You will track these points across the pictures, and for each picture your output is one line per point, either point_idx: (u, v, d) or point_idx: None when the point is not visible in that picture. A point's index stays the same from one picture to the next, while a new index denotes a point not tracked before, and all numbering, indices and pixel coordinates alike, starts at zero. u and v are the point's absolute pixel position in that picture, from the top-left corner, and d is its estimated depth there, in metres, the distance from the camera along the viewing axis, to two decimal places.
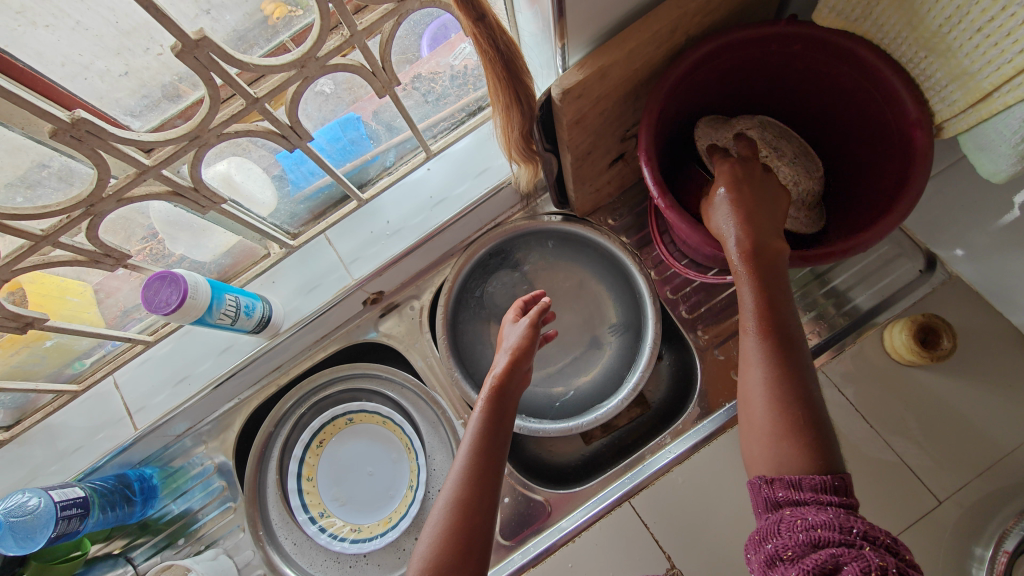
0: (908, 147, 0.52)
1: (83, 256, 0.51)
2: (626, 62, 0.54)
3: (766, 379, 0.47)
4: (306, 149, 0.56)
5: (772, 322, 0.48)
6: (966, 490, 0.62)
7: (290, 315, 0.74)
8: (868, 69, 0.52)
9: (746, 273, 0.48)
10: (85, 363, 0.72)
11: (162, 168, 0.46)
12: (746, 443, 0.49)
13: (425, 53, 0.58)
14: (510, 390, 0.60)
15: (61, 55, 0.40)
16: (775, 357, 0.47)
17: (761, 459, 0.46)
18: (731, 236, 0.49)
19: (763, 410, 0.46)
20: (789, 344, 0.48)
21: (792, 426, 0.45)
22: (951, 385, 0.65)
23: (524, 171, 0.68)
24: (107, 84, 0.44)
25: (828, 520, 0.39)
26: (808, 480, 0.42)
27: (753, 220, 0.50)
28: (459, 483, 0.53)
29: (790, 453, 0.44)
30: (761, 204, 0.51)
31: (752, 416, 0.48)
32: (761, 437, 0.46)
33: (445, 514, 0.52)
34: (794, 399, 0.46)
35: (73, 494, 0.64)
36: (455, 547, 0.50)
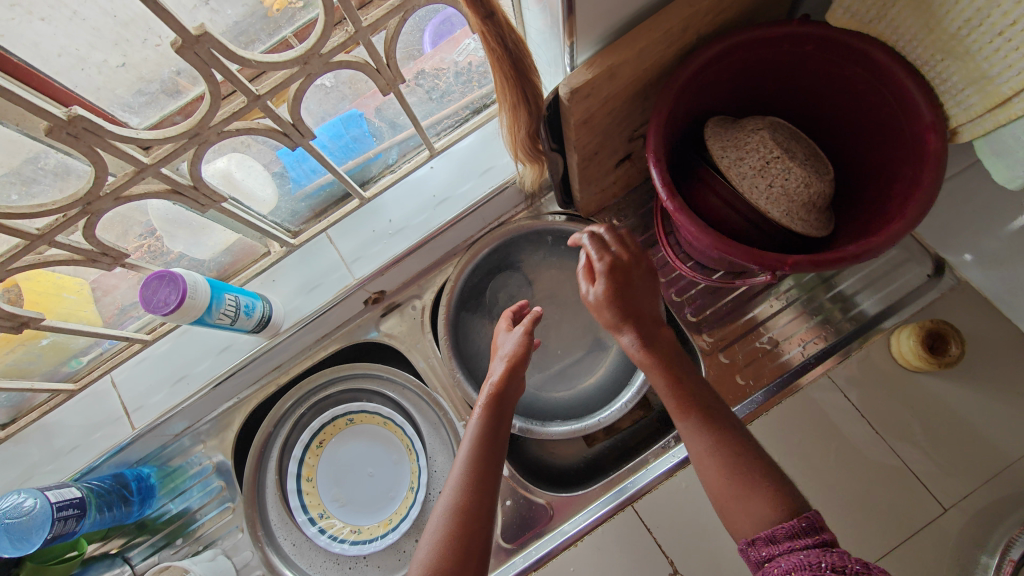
0: (921, 150, 0.50)
1: (80, 255, 0.50)
2: (636, 61, 0.53)
3: (698, 444, 0.52)
4: (308, 147, 0.55)
5: (691, 393, 0.54)
6: (971, 498, 0.61)
7: (291, 314, 0.73)
8: (880, 71, 0.52)
9: (648, 364, 0.56)
10: (82, 361, 0.71)
11: (161, 166, 0.45)
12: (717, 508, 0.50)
13: (428, 49, 0.57)
14: (507, 396, 0.60)
15: (58, 45, 0.39)
16: (711, 423, 0.52)
17: (740, 521, 0.47)
18: (626, 341, 0.58)
19: (713, 471, 0.50)
20: (714, 412, 0.53)
21: (745, 471, 0.49)
22: (959, 392, 0.64)
23: (529, 171, 0.66)
24: (104, 75, 0.42)
25: (801, 560, 0.40)
26: (779, 530, 0.44)
27: (637, 319, 0.58)
28: (459, 491, 0.52)
29: (761, 505, 0.47)
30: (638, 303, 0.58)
31: (712, 484, 0.50)
32: (724, 499, 0.49)
33: (445, 523, 0.51)
34: (736, 452, 0.50)
35: (69, 495, 0.63)
36: (457, 553, 0.49)
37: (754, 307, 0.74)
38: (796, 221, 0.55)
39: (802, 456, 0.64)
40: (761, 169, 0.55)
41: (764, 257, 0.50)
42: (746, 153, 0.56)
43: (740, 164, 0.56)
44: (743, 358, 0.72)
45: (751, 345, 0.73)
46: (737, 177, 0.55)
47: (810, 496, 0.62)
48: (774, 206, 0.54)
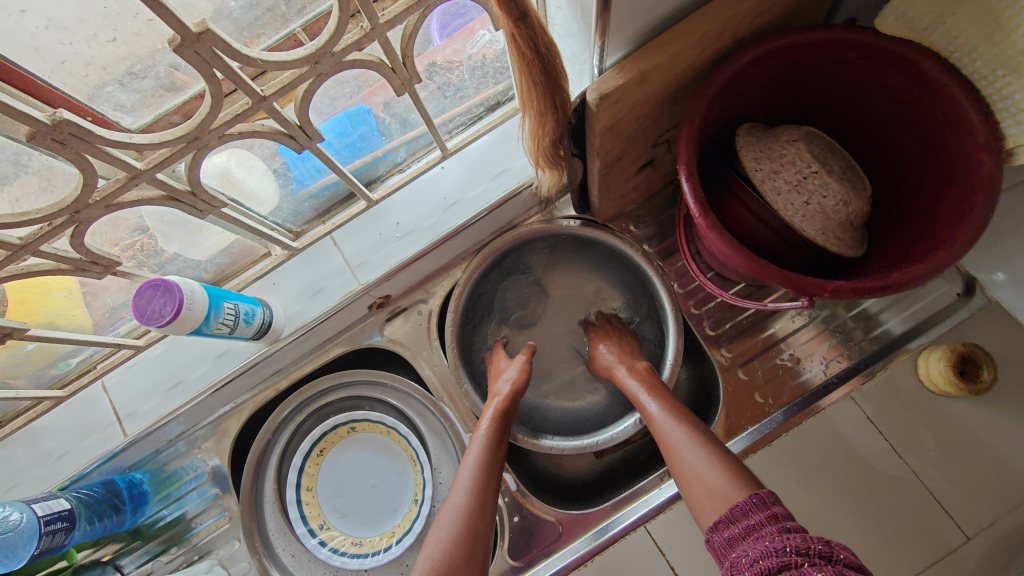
0: (971, 170, 0.47)
1: (67, 265, 0.46)
2: (670, 66, 0.49)
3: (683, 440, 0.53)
4: (315, 150, 0.51)
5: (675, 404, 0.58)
6: (996, 528, 0.59)
7: (292, 320, 0.70)
8: (929, 84, 0.48)
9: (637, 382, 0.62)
10: (71, 362, 0.67)
11: (157, 172, 0.41)
12: (691, 502, 0.51)
13: (438, 40, 0.53)
14: (510, 412, 0.64)
15: (40, 22, 0.34)
16: (681, 418, 0.56)
17: (702, 499, 0.49)
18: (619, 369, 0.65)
19: (688, 455, 0.52)
20: (682, 411, 0.57)
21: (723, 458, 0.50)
22: (987, 417, 0.62)
23: (546, 177, 0.61)
24: (93, 49, 0.37)
25: (763, 539, 0.40)
26: (737, 509, 0.45)
27: (622, 355, 0.67)
28: (471, 489, 0.55)
29: (721, 479, 0.48)
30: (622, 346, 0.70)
31: (680, 468, 0.52)
32: (691, 480, 0.50)
33: (455, 519, 0.53)
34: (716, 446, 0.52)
35: (57, 507, 0.60)
36: (468, 547, 0.51)
37: (773, 322, 0.71)
38: (832, 240, 0.52)
39: (822, 480, 0.62)
40: (796, 185, 0.51)
41: (800, 281, 0.48)
42: (781, 166, 0.52)
43: (774, 178, 0.52)
44: (762, 375, 0.70)
45: (771, 362, 0.70)
46: (771, 193, 0.52)
47: (830, 522, 0.60)
48: (810, 224, 0.51)
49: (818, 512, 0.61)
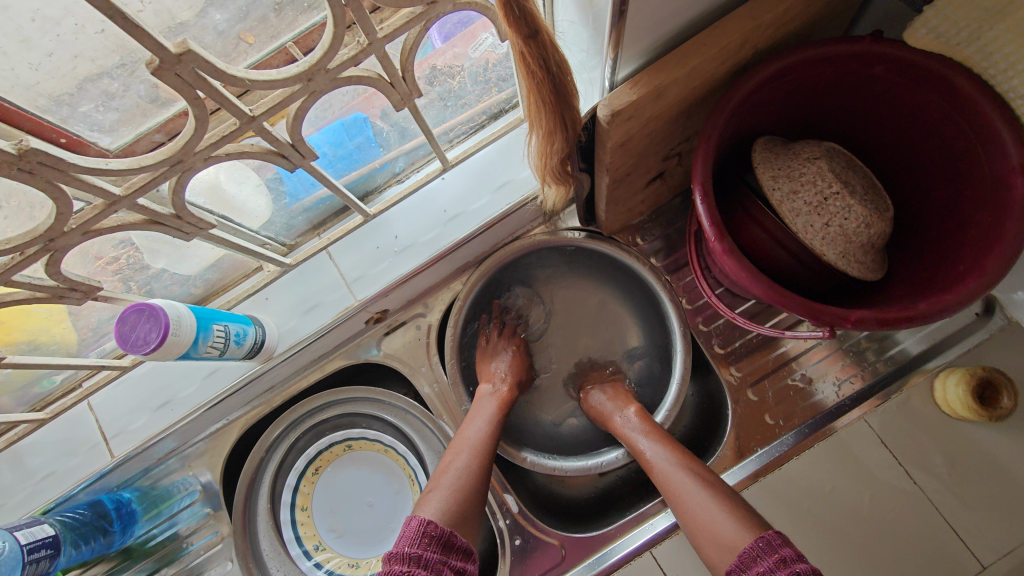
0: (1004, 194, 0.44)
1: (45, 293, 0.44)
2: (687, 80, 0.46)
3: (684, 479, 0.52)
4: (309, 167, 0.48)
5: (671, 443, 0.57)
6: (1012, 557, 0.58)
7: (286, 337, 0.67)
8: (960, 100, 0.45)
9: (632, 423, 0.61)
10: (55, 380, 0.64)
11: (138, 197, 0.38)
12: (698, 551, 0.48)
13: (438, 43, 0.49)
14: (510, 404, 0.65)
15: (7, 29, 0.30)
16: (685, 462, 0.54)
17: (714, 549, 0.46)
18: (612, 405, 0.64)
19: (695, 501, 0.50)
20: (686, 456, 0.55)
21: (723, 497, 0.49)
22: (1004, 442, 0.60)
23: (553, 192, 0.58)
24: (80, 41, 0.33)
25: None
26: (745, 556, 0.43)
27: (614, 395, 0.66)
28: (474, 454, 0.57)
29: (731, 525, 0.46)
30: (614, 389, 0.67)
31: (688, 518, 0.49)
32: (701, 528, 0.48)
33: (458, 476, 0.55)
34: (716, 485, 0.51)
35: (41, 534, 0.58)
36: (469, 498, 0.54)
37: (784, 341, 0.69)
38: (852, 264, 0.50)
39: (834, 507, 0.60)
40: (816, 207, 0.49)
41: (822, 310, 0.45)
42: (800, 186, 0.50)
43: (793, 199, 0.49)
44: (773, 396, 0.67)
45: (782, 382, 0.68)
46: (790, 215, 0.49)
47: (841, 550, 0.59)
48: (830, 247, 0.49)
49: (828, 539, 0.59)
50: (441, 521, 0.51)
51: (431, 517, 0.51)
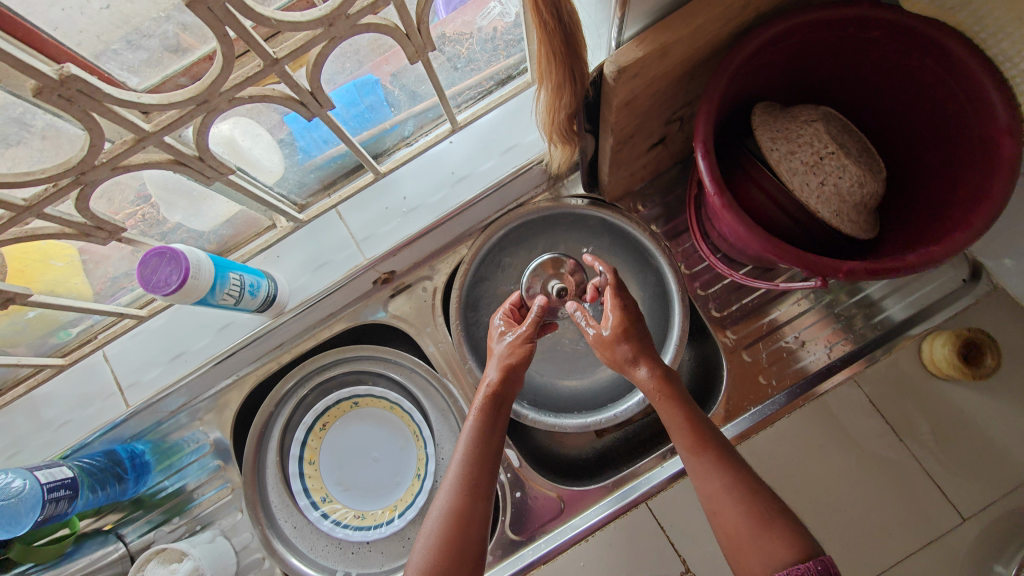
0: (992, 154, 0.47)
1: (72, 229, 0.45)
2: (690, 40, 0.48)
3: (722, 483, 0.51)
4: (325, 118, 0.49)
5: (702, 429, 0.54)
6: (990, 510, 0.60)
7: (296, 293, 0.69)
8: (953, 65, 0.47)
9: (662, 397, 0.56)
10: (71, 332, 0.67)
11: (165, 135, 0.40)
12: (731, 558, 0.50)
13: (443, 14, 0.51)
14: (508, 393, 0.60)
15: None
16: (727, 465, 0.52)
17: (752, 564, 0.47)
18: (641, 372, 0.58)
19: (736, 516, 0.49)
20: (727, 455, 0.53)
21: (762, 510, 0.48)
22: (986, 402, 0.63)
23: (557, 152, 0.60)
24: None
25: None
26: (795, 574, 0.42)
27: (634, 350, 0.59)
28: (460, 482, 0.53)
29: (773, 549, 0.46)
30: (647, 346, 0.59)
31: (725, 524, 0.50)
32: (741, 543, 0.48)
33: (451, 516, 0.51)
34: (752, 494, 0.50)
35: (60, 475, 0.60)
36: (466, 535, 0.51)
37: (777, 307, 0.71)
38: (846, 222, 0.52)
39: (821, 461, 0.63)
40: (813, 166, 0.51)
41: (816, 263, 0.47)
42: (798, 147, 0.52)
43: (791, 159, 0.51)
44: (766, 357, 0.70)
45: (775, 345, 0.70)
46: (787, 174, 0.51)
47: (827, 501, 0.61)
48: (825, 206, 0.51)
49: (816, 492, 0.62)
50: None
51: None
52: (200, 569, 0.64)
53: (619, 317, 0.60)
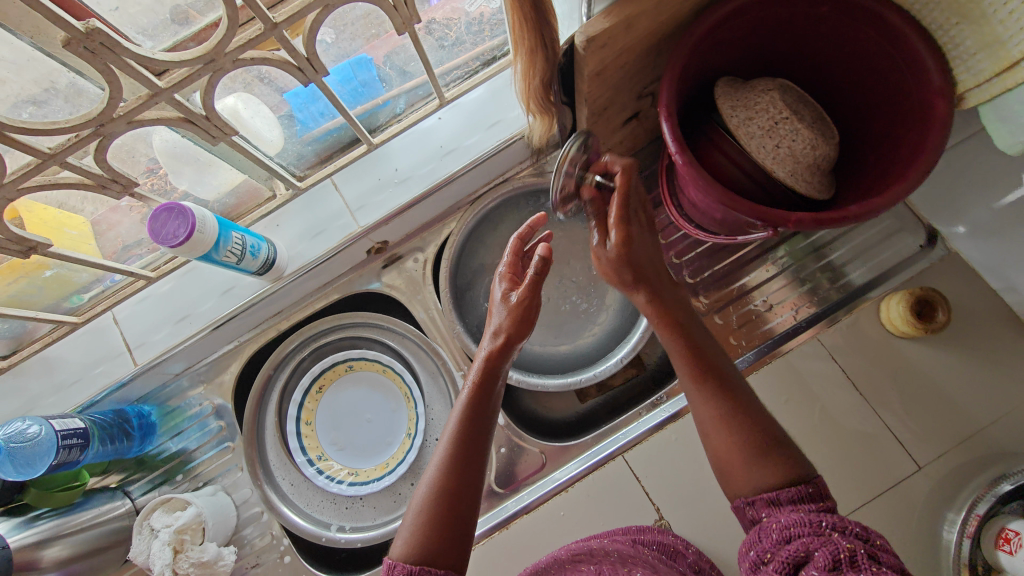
0: (928, 115, 0.51)
1: (91, 180, 0.50)
2: (654, 13, 0.52)
3: (717, 416, 0.51)
4: (320, 84, 0.54)
5: (704, 359, 0.54)
6: (944, 459, 0.65)
7: (294, 260, 0.73)
8: (894, 37, 0.52)
9: (662, 325, 0.58)
10: (84, 297, 0.71)
11: (175, 92, 0.45)
12: (723, 479, 0.50)
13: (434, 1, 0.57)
14: (501, 366, 0.60)
15: None
16: (725, 393, 0.52)
17: (742, 485, 0.48)
18: (641, 298, 0.59)
19: (728, 442, 0.49)
20: (729, 383, 0.53)
21: (758, 440, 0.49)
22: (939, 358, 0.67)
23: (538, 124, 0.66)
24: None
25: (798, 518, 0.42)
26: (784, 493, 0.45)
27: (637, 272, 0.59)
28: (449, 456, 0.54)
29: (765, 476, 0.47)
30: (650, 266, 0.60)
31: (718, 446, 0.50)
32: (732, 466, 0.49)
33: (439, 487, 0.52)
34: (750, 425, 0.50)
35: (73, 424, 0.65)
36: (454, 504, 0.51)
37: (747, 273, 0.76)
38: (800, 182, 0.56)
39: (786, 413, 0.67)
40: (768, 130, 0.55)
41: (768, 213, 0.52)
42: (755, 113, 0.56)
43: (748, 124, 0.56)
44: (736, 320, 0.74)
45: (744, 308, 0.75)
46: (745, 137, 0.56)
47: None
48: (780, 166, 0.55)
49: None
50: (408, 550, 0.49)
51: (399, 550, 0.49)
52: (202, 515, 0.68)
53: (622, 234, 0.58)
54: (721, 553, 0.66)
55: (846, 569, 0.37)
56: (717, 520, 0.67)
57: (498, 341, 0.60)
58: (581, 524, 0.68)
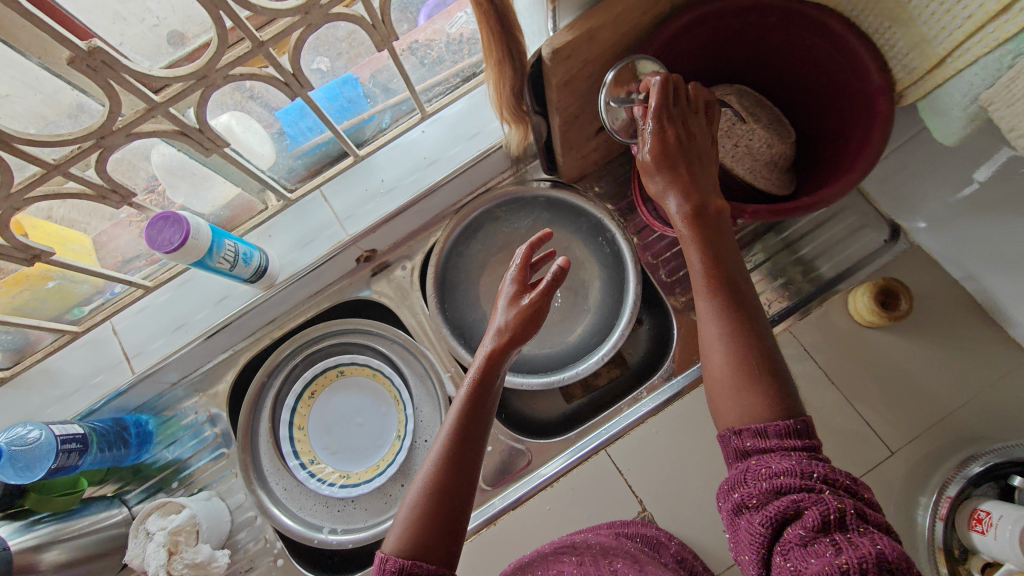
0: (873, 111, 0.55)
1: (92, 190, 0.54)
2: (615, 25, 0.56)
3: (722, 332, 0.50)
4: (307, 99, 0.58)
5: (725, 273, 0.51)
6: (916, 443, 0.67)
7: (286, 268, 0.77)
8: (838, 42, 0.55)
9: (690, 235, 0.53)
10: (85, 309, 0.75)
11: (170, 106, 0.49)
12: (710, 399, 0.51)
13: (421, 21, 0.62)
14: (501, 367, 0.58)
15: None
16: (732, 311, 0.50)
17: (728, 411, 0.48)
18: (672, 203, 0.54)
19: (723, 367, 0.49)
20: (741, 301, 0.51)
21: (751, 366, 0.48)
22: (906, 346, 0.70)
23: (514, 132, 0.72)
24: None
25: (790, 467, 0.41)
26: (772, 427, 0.44)
27: (677, 185, 0.53)
28: (442, 453, 0.51)
29: (752, 402, 0.46)
30: (689, 172, 0.54)
31: (713, 369, 0.50)
32: (720, 386, 0.49)
33: (432, 484, 0.50)
34: (750, 349, 0.48)
35: (72, 430, 0.67)
36: (447, 502, 0.49)
37: None
38: (759, 178, 0.61)
39: None
40: (728, 131, 0.62)
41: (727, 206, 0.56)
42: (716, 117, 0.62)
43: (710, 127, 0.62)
44: None
45: None
46: None
47: None
48: (739, 163, 0.61)
49: None
50: (397, 551, 0.47)
51: (388, 551, 0.47)
52: (196, 517, 0.70)
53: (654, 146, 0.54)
54: (704, 543, 0.68)
55: (835, 531, 0.38)
56: (700, 510, 0.69)
57: (502, 340, 0.58)
58: (567, 518, 0.70)
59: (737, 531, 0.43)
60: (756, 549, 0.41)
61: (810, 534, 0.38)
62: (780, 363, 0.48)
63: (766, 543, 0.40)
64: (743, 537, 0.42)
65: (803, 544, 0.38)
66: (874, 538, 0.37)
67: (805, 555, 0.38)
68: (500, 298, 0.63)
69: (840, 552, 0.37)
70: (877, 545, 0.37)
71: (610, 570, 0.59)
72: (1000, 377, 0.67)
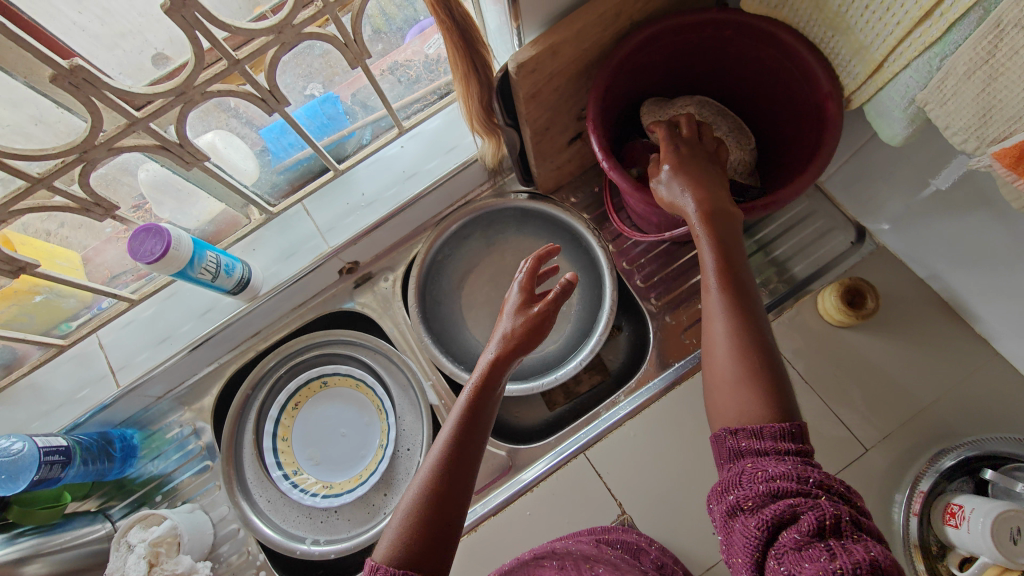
0: (824, 116, 0.58)
1: (76, 204, 0.56)
2: (577, 41, 0.59)
3: (730, 330, 0.50)
4: (285, 115, 0.61)
5: (734, 273, 0.52)
6: (890, 439, 0.67)
7: (269, 280, 0.79)
8: (789, 52, 0.58)
9: (705, 231, 0.53)
10: (72, 324, 0.75)
11: (151, 121, 0.52)
12: (709, 393, 0.51)
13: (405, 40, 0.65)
14: (504, 372, 0.59)
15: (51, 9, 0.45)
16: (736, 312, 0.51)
17: (726, 408, 0.48)
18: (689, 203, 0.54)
19: (728, 365, 0.49)
20: (748, 298, 0.52)
21: (753, 362, 0.48)
22: (877, 344, 0.71)
23: (487, 144, 0.76)
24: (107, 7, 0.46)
25: (786, 471, 0.41)
26: (768, 428, 0.45)
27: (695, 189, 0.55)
28: (440, 455, 0.52)
29: (748, 398, 0.47)
30: (701, 178, 0.56)
31: (716, 367, 0.50)
32: (721, 382, 0.49)
33: (426, 485, 0.50)
34: (754, 346, 0.49)
35: (56, 442, 0.67)
36: (441, 505, 0.49)
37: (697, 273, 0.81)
38: None
39: None
40: None
41: None
42: None
43: None
44: (687, 319, 0.80)
45: (694, 307, 0.80)
46: None
47: None
48: None
49: None
50: (389, 553, 0.46)
51: (380, 557, 0.46)
52: (178, 528, 0.70)
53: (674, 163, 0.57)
54: (683, 543, 0.68)
55: (829, 537, 0.37)
56: (679, 511, 0.69)
57: (505, 346, 0.59)
58: (548, 522, 0.70)
59: (730, 533, 0.42)
60: (749, 553, 0.40)
61: (805, 538, 0.38)
62: (778, 356, 0.49)
63: (760, 546, 0.39)
64: (736, 539, 0.41)
65: (798, 548, 0.37)
66: (867, 545, 0.37)
67: (799, 559, 0.37)
68: (506, 309, 0.64)
69: (834, 557, 0.36)
70: (871, 552, 0.36)
71: (591, 572, 0.57)
72: (968, 371, 0.68)
